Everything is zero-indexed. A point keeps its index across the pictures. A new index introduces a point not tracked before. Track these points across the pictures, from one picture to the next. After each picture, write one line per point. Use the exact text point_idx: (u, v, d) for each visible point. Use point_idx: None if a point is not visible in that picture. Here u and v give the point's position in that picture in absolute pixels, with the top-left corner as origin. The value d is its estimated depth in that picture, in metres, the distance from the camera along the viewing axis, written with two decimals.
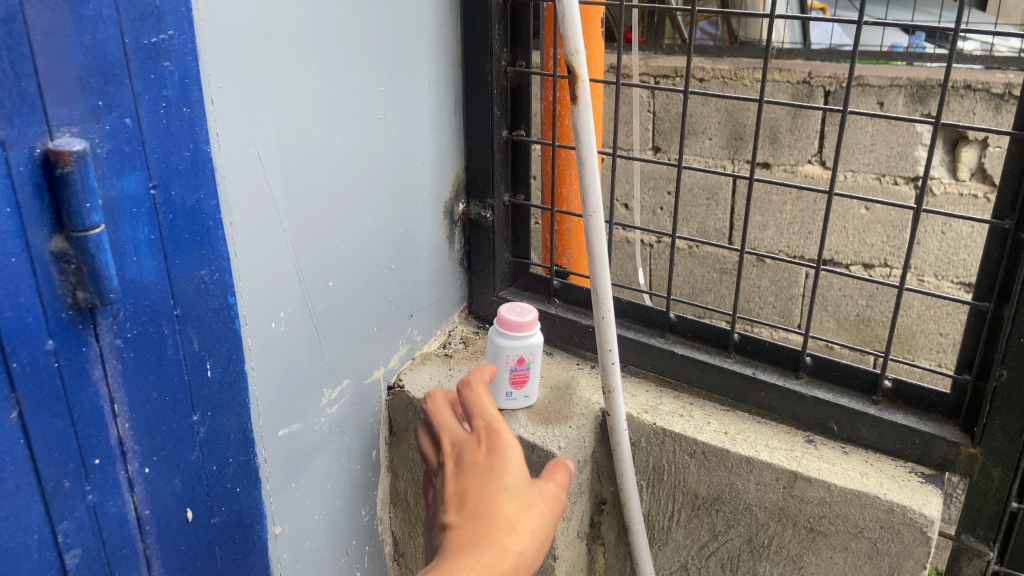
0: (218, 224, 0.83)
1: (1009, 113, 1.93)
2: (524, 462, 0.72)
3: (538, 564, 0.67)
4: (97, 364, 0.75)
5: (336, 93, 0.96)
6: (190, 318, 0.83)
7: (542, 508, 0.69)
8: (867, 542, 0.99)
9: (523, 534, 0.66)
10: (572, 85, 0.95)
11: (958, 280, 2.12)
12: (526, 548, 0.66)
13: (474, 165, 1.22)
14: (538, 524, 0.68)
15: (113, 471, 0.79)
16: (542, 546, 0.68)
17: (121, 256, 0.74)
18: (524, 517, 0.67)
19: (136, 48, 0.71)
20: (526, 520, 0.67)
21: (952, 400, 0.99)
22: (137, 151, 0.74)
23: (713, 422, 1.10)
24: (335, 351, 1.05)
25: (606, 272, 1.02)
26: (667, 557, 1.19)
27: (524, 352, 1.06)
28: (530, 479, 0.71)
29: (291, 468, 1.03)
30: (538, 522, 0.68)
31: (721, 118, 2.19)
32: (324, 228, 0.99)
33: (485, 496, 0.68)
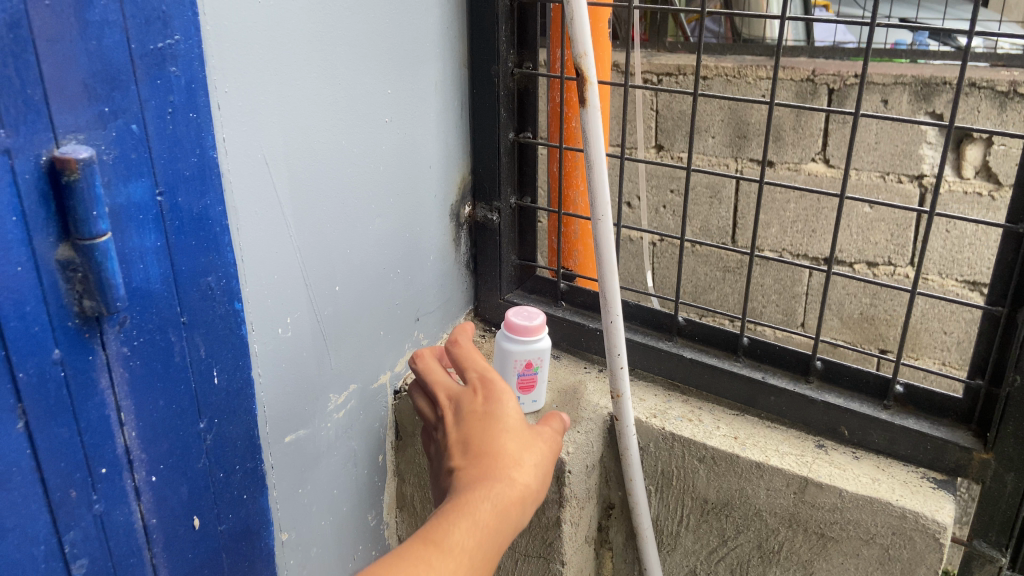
0: (225, 230, 0.82)
1: (1014, 111, 1.92)
2: (520, 406, 0.76)
3: (541, 497, 0.71)
4: (104, 373, 0.74)
5: (343, 96, 0.95)
6: (196, 324, 0.82)
7: (542, 446, 0.73)
8: (878, 549, 0.98)
9: (527, 469, 0.71)
10: (581, 87, 0.93)
11: (962, 279, 2.11)
12: (531, 481, 0.70)
13: (481, 167, 1.21)
14: (540, 460, 0.72)
15: (119, 480, 0.78)
16: (545, 480, 0.73)
17: (127, 263, 0.73)
18: (526, 454, 0.71)
19: (142, 53, 0.70)
20: (528, 457, 0.72)
21: (964, 405, 0.98)
22: (143, 157, 0.73)
23: (722, 427, 1.09)
24: (341, 356, 1.05)
25: (615, 276, 1.00)
26: (675, 562, 1.18)
27: (532, 356, 1.04)
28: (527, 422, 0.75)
29: (298, 474, 1.02)
30: (539, 458, 0.72)
31: (724, 116, 2.18)
32: (331, 233, 0.98)
33: (488, 436, 0.72)
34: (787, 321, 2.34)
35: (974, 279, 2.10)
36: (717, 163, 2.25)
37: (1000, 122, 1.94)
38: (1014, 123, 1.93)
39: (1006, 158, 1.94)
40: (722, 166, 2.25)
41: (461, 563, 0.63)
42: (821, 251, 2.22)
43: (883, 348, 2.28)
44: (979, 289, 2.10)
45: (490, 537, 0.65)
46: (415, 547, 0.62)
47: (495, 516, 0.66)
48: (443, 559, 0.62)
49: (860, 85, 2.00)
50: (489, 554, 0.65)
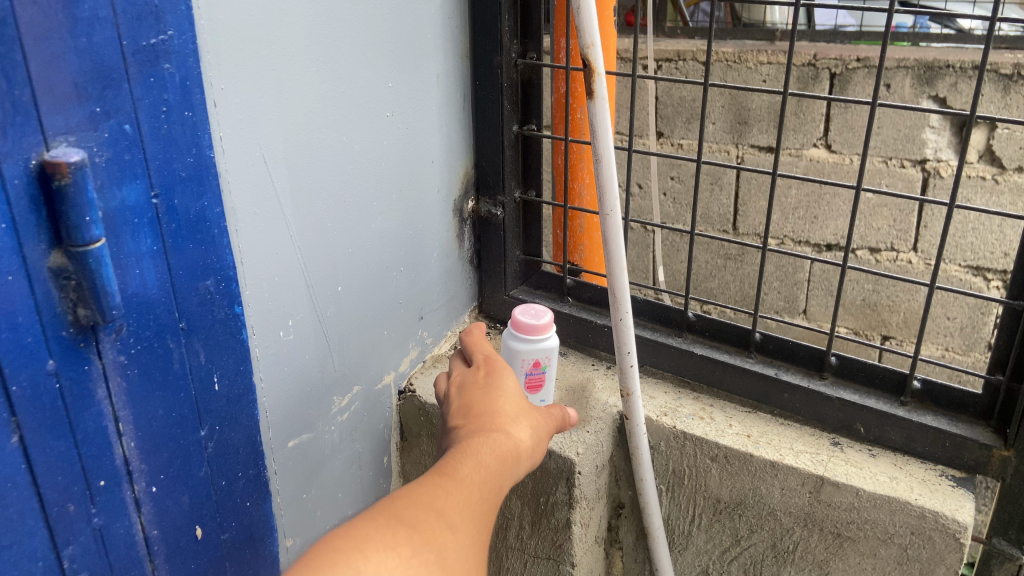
0: (224, 232, 0.79)
1: (1017, 94, 1.87)
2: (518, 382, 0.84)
3: (537, 455, 0.77)
4: (100, 383, 0.72)
5: (343, 91, 0.92)
6: (195, 330, 0.79)
7: (538, 413, 0.80)
8: (897, 548, 0.96)
9: (523, 427, 0.77)
10: (588, 79, 0.89)
11: (965, 264, 2.08)
12: (527, 436, 0.76)
13: (484, 161, 1.18)
14: (535, 422, 0.79)
15: (118, 492, 0.76)
16: (541, 440, 0.79)
17: (123, 269, 0.71)
18: (522, 417, 0.79)
19: (134, 50, 0.67)
20: (525, 420, 0.78)
21: (984, 401, 0.96)
22: (137, 159, 0.70)
23: (735, 425, 1.07)
24: (345, 358, 1.02)
25: (624, 273, 0.97)
26: (687, 561, 1.16)
27: (540, 355, 1.00)
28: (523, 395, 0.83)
29: (302, 478, 1.00)
30: (534, 423, 0.80)
31: (724, 102, 2.14)
32: (333, 232, 0.95)
33: (487, 401, 0.79)
34: (789, 308, 2.32)
35: (977, 264, 2.07)
36: (717, 150, 2.21)
37: (1004, 105, 1.90)
38: (1018, 106, 1.88)
39: (1010, 142, 1.91)
40: (722, 153, 2.21)
41: (472, 492, 0.67)
42: (824, 238, 2.20)
43: (886, 334, 2.26)
44: (982, 273, 2.08)
45: (494, 475, 0.70)
46: (431, 478, 0.67)
47: (497, 458, 0.72)
48: (456, 487, 0.66)
49: (862, 68, 1.97)
50: (494, 491, 0.69)
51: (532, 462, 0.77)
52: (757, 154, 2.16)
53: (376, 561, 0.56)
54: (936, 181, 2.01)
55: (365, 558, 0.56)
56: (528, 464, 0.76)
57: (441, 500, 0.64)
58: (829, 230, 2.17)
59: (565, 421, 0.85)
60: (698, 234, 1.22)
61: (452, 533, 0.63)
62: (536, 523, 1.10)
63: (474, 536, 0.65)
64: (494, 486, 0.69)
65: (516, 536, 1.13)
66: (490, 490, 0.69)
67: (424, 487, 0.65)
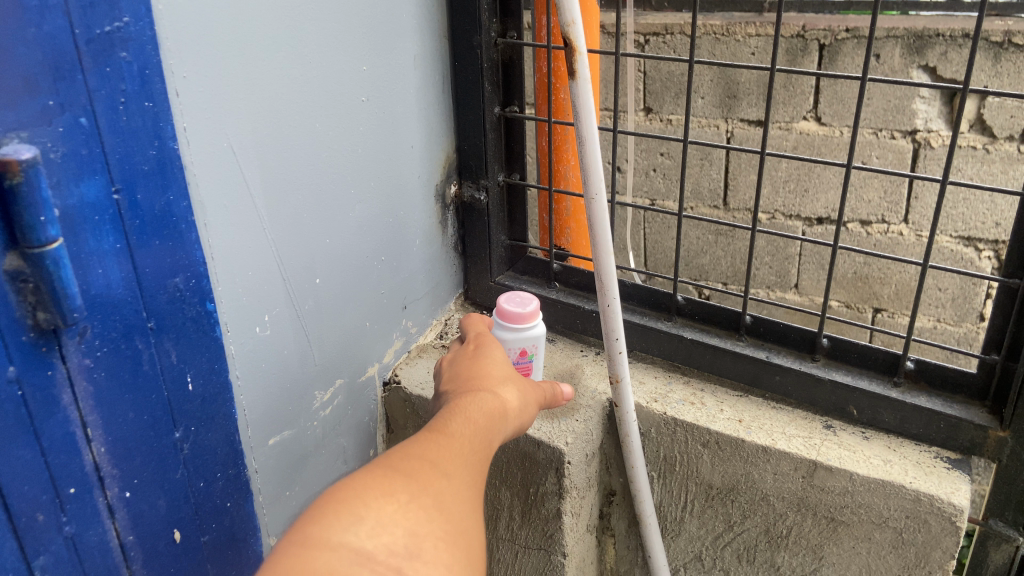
0: (192, 227, 0.76)
1: (1008, 62, 1.84)
2: (505, 356, 0.87)
3: (525, 418, 0.79)
4: (66, 388, 0.69)
5: (316, 77, 0.88)
6: (165, 329, 0.77)
7: (524, 380, 0.83)
8: (892, 532, 0.95)
9: (508, 392, 0.80)
10: (569, 58, 0.85)
11: (956, 234, 2.06)
12: (514, 398, 0.79)
13: (466, 145, 1.15)
14: (521, 388, 0.81)
15: (90, 498, 0.74)
16: (528, 403, 0.81)
17: (84, 269, 0.68)
18: (509, 383, 0.81)
19: (88, 39, 0.64)
20: (512, 388, 0.81)
21: (979, 380, 0.94)
22: (96, 154, 0.67)
23: (726, 410, 1.05)
24: (325, 352, 0.99)
25: (611, 256, 0.94)
26: (680, 548, 1.14)
27: (526, 344, 0.98)
28: (511, 367, 0.86)
29: (286, 475, 0.97)
30: (523, 391, 0.82)
31: (713, 75, 2.11)
32: (309, 223, 0.92)
33: (476, 370, 0.83)
34: (781, 282, 2.30)
35: (969, 234, 2.05)
36: (706, 125, 2.18)
37: (994, 73, 1.87)
38: (1008, 74, 1.85)
39: (1000, 111, 1.88)
40: (711, 128, 2.18)
41: (463, 442, 0.68)
42: (815, 211, 2.17)
43: (878, 306, 2.24)
44: (974, 244, 2.06)
45: (484, 427, 0.72)
46: (422, 437, 0.67)
47: (487, 415, 0.74)
48: (447, 440, 0.67)
49: (852, 38, 1.93)
50: (486, 442, 0.71)
51: (520, 424, 0.79)
52: (747, 128, 2.13)
53: (376, 507, 0.56)
54: (927, 151, 1.98)
55: (365, 505, 0.56)
56: (516, 425, 0.78)
57: (434, 452, 0.65)
58: (820, 204, 2.15)
59: (554, 395, 0.88)
60: (686, 216, 1.19)
61: (448, 480, 0.63)
62: (526, 514, 1.09)
63: (469, 482, 0.65)
64: (485, 438, 0.71)
65: (506, 526, 1.11)
66: (481, 440, 0.70)
67: (417, 443, 0.65)
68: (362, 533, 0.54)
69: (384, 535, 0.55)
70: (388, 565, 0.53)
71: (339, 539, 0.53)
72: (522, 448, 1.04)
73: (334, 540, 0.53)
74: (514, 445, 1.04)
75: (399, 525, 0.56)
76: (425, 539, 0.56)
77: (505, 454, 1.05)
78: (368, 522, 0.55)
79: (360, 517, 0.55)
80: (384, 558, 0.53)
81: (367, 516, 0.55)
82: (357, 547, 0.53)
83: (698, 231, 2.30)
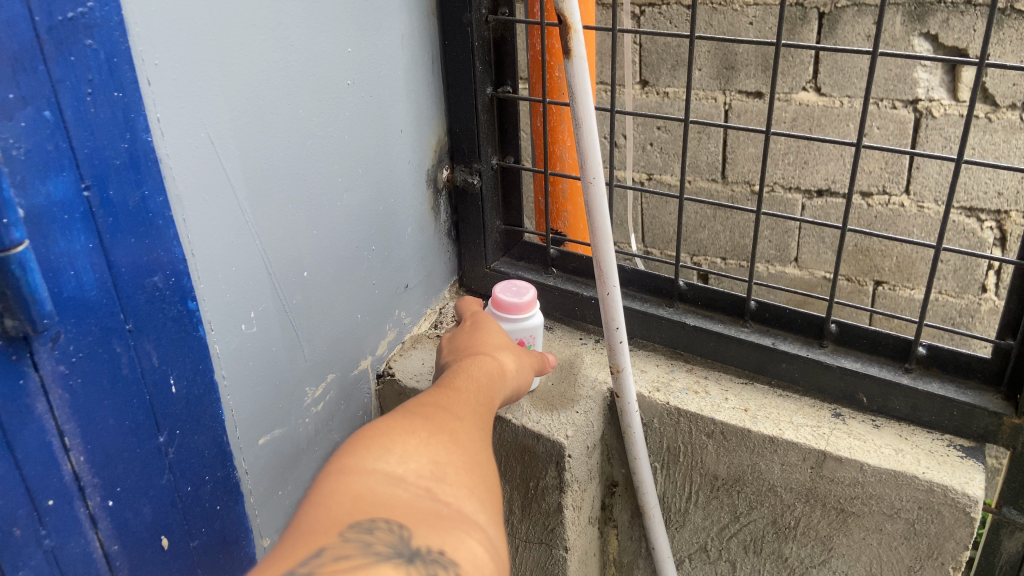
0: (169, 222, 0.72)
1: (1011, 29, 1.79)
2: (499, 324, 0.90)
3: (521, 379, 0.82)
4: (40, 397, 0.66)
5: (297, 59, 0.84)
6: (145, 330, 0.73)
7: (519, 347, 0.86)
8: (903, 523, 0.92)
9: (505, 354, 0.83)
10: (564, 36, 0.80)
11: (959, 206, 2.02)
12: (511, 361, 0.82)
13: (458, 128, 1.11)
14: (516, 350, 0.84)
15: (70, 509, 0.71)
16: (523, 366, 0.84)
17: (55, 272, 0.64)
18: (507, 347, 0.84)
19: (49, 26, 0.60)
20: (510, 353, 0.84)
21: (993, 367, 0.91)
22: (63, 150, 0.63)
23: (731, 399, 1.02)
24: (316, 346, 0.96)
25: (610, 241, 0.90)
26: (684, 539, 1.12)
27: (524, 334, 0.95)
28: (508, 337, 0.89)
29: (277, 473, 0.94)
30: (520, 356, 0.85)
31: (710, 47, 2.05)
32: (295, 212, 0.88)
33: (474, 334, 0.86)
34: (781, 256, 2.26)
35: (971, 205, 2.01)
36: (704, 97, 2.13)
37: (996, 41, 1.82)
38: (1011, 41, 1.80)
39: (1003, 79, 1.84)
40: (709, 100, 2.13)
41: (469, 395, 0.72)
42: (814, 183, 2.13)
43: (879, 279, 2.21)
44: (976, 215, 2.02)
45: (487, 383, 0.75)
46: (429, 392, 0.70)
47: (486, 373, 0.77)
48: (452, 392, 0.71)
49: (852, 6, 1.88)
50: (489, 396, 0.74)
51: (518, 386, 0.82)
52: (745, 100, 2.08)
53: (401, 441, 0.60)
54: (928, 121, 1.94)
55: (391, 440, 0.59)
56: (516, 384, 0.81)
57: (445, 401, 0.68)
58: (820, 175, 2.10)
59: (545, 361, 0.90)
60: (687, 198, 1.15)
61: (461, 421, 0.66)
62: (527, 508, 1.06)
63: (481, 425, 0.68)
64: (488, 393, 0.74)
65: (507, 520, 1.08)
66: (486, 394, 0.74)
67: (426, 397, 0.69)
68: (392, 462, 0.57)
69: (411, 462, 0.58)
70: (418, 485, 0.56)
71: (372, 466, 0.56)
72: (521, 441, 1.01)
73: (368, 467, 0.56)
74: (513, 438, 1.01)
75: (423, 454, 0.59)
76: (447, 467, 0.59)
77: (504, 447, 1.02)
78: (395, 452, 0.58)
79: (387, 449, 0.58)
80: (414, 479, 0.56)
81: (394, 448, 0.58)
82: (388, 473, 0.56)
83: (696, 206, 2.26)
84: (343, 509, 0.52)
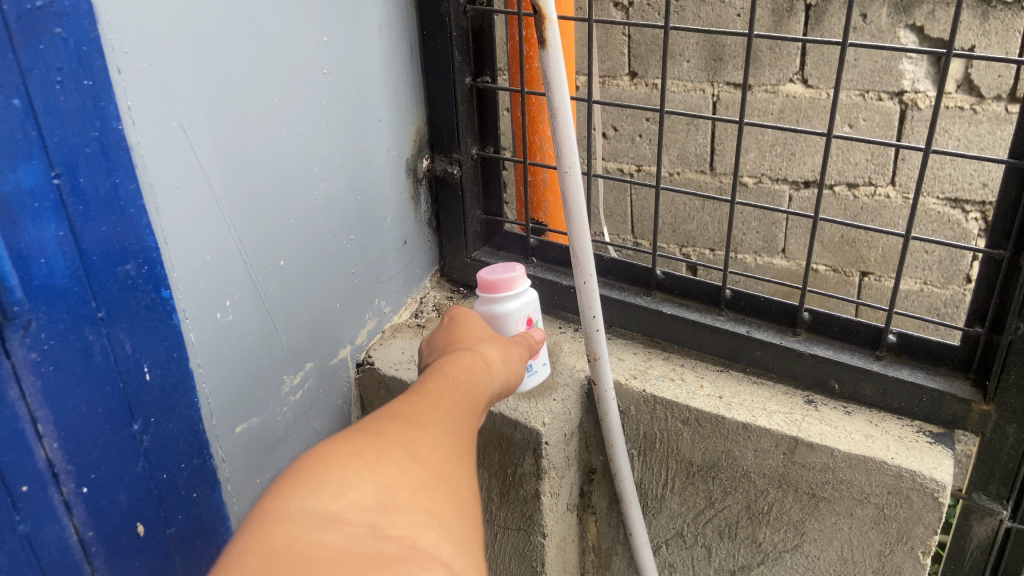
0: (142, 211, 0.72)
1: (996, 20, 1.79)
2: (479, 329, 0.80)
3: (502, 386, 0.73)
4: (11, 383, 0.67)
5: (271, 49, 0.84)
6: (117, 318, 0.73)
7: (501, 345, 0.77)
8: (873, 508, 0.93)
9: (489, 358, 0.74)
10: (538, 26, 0.81)
11: (942, 196, 2.03)
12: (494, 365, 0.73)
13: (437, 118, 1.12)
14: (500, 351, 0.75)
15: (44, 496, 0.72)
16: (509, 369, 0.75)
17: (24, 260, 0.65)
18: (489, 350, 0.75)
19: (18, 14, 0.60)
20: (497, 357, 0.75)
21: (962, 353, 0.92)
22: (32, 137, 0.63)
23: (706, 386, 1.03)
24: (294, 334, 0.96)
25: (586, 229, 0.90)
26: (661, 525, 1.13)
27: (530, 311, 0.93)
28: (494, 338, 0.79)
29: (254, 463, 0.94)
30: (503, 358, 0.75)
31: (698, 38, 2.06)
32: (270, 202, 0.88)
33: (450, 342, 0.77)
34: (768, 248, 2.27)
35: (956, 196, 2.02)
36: (692, 89, 2.14)
37: (982, 32, 1.82)
38: (996, 33, 1.80)
39: (988, 70, 1.85)
40: (697, 91, 2.13)
41: (440, 401, 0.62)
42: (801, 174, 2.14)
43: (864, 270, 2.22)
44: (961, 206, 2.03)
45: (462, 390, 0.66)
46: (391, 403, 0.61)
47: (461, 378, 0.67)
48: (417, 401, 0.61)
49: None
50: (464, 400, 0.65)
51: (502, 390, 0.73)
52: (732, 92, 2.08)
53: (340, 469, 0.49)
54: (913, 113, 1.95)
55: (328, 470, 0.49)
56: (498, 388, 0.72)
57: (408, 411, 0.59)
58: (807, 167, 2.11)
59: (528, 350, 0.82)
60: (665, 188, 1.16)
61: (423, 433, 0.57)
62: (506, 495, 1.07)
63: (449, 435, 0.59)
64: (465, 402, 0.65)
65: (485, 507, 1.09)
66: (461, 403, 0.64)
67: (386, 409, 0.59)
68: (323, 498, 0.47)
69: (350, 493, 0.48)
70: (359, 522, 0.46)
71: (297, 508, 0.46)
72: (499, 429, 1.02)
73: (292, 510, 0.45)
74: (491, 426, 1.02)
75: (367, 482, 0.49)
76: (401, 491, 0.50)
77: (482, 435, 1.03)
78: (329, 485, 0.48)
79: (321, 482, 0.48)
80: (352, 516, 0.46)
81: (329, 478, 0.48)
82: (320, 512, 0.46)
83: (683, 197, 2.27)
84: (250, 573, 0.41)
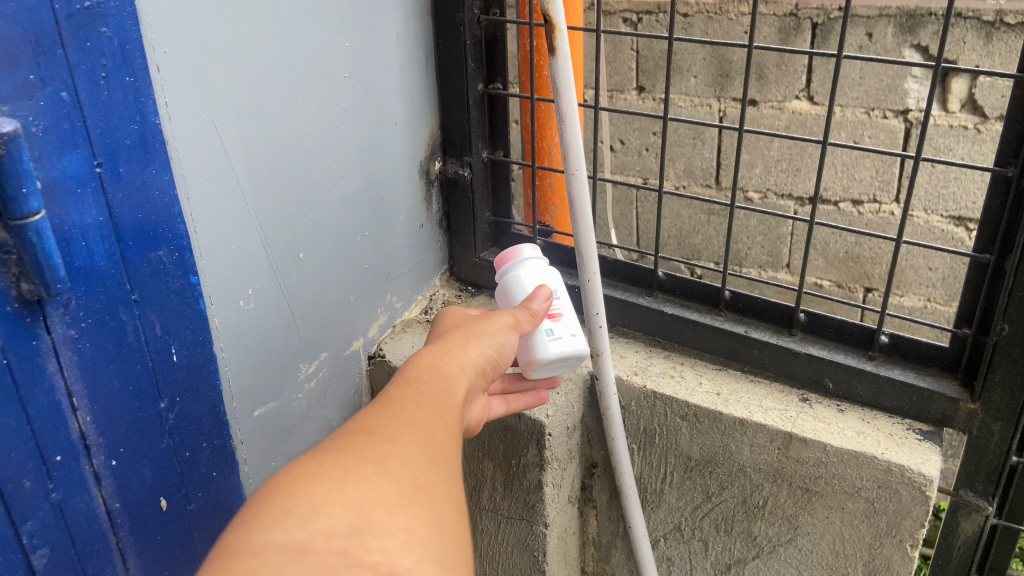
0: (175, 201, 0.77)
1: (1000, 41, 1.83)
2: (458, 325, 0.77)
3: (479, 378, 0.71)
4: (50, 357, 0.71)
5: (295, 52, 0.89)
6: (149, 301, 0.78)
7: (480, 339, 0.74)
8: (864, 502, 0.97)
9: (464, 352, 0.71)
10: (547, 34, 0.85)
11: (947, 215, 2.07)
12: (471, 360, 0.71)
13: (450, 122, 1.16)
14: (478, 343, 0.73)
15: (76, 466, 0.76)
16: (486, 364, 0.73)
17: (68, 242, 0.69)
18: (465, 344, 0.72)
19: (68, 14, 0.65)
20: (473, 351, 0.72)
21: (951, 354, 0.96)
22: (77, 128, 0.68)
23: (705, 383, 1.07)
24: (311, 324, 1.01)
25: (591, 228, 0.94)
26: (660, 519, 1.17)
27: (544, 276, 0.89)
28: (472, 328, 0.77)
29: (269, 446, 0.99)
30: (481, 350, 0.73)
31: (705, 54, 2.11)
32: (290, 196, 0.93)
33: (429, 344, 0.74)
34: (773, 262, 2.31)
35: (960, 214, 2.06)
36: (700, 104, 2.18)
37: (987, 53, 1.86)
38: (1000, 54, 1.84)
39: (992, 90, 1.89)
40: (704, 107, 2.18)
41: (410, 407, 0.60)
42: (806, 190, 2.18)
43: (869, 286, 2.25)
44: (965, 224, 2.06)
45: (434, 395, 0.63)
46: (357, 413, 0.59)
47: (435, 382, 0.65)
48: (386, 409, 0.59)
49: (844, 18, 1.93)
50: (436, 401, 0.63)
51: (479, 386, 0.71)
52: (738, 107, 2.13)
53: (308, 493, 0.48)
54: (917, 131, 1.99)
55: (294, 494, 0.48)
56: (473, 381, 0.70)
57: (376, 423, 0.57)
58: (811, 182, 2.15)
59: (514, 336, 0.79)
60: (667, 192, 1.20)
61: (394, 444, 0.55)
62: (509, 486, 1.11)
63: (420, 440, 0.57)
64: (439, 406, 0.62)
65: (490, 498, 1.13)
66: (434, 407, 0.62)
67: (354, 422, 0.57)
68: (291, 526, 0.45)
69: (320, 518, 0.46)
70: (330, 551, 0.45)
71: (263, 541, 0.44)
72: (504, 421, 1.06)
73: (256, 544, 0.44)
74: (496, 417, 1.06)
75: (335, 504, 0.48)
76: (374, 510, 0.48)
77: (488, 427, 1.07)
78: (296, 512, 0.46)
79: (287, 509, 0.47)
80: (323, 543, 0.45)
81: (295, 505, 0.47)
82: (289, 542, 0.45)
83: (690, 210, 2.31)
84: None
